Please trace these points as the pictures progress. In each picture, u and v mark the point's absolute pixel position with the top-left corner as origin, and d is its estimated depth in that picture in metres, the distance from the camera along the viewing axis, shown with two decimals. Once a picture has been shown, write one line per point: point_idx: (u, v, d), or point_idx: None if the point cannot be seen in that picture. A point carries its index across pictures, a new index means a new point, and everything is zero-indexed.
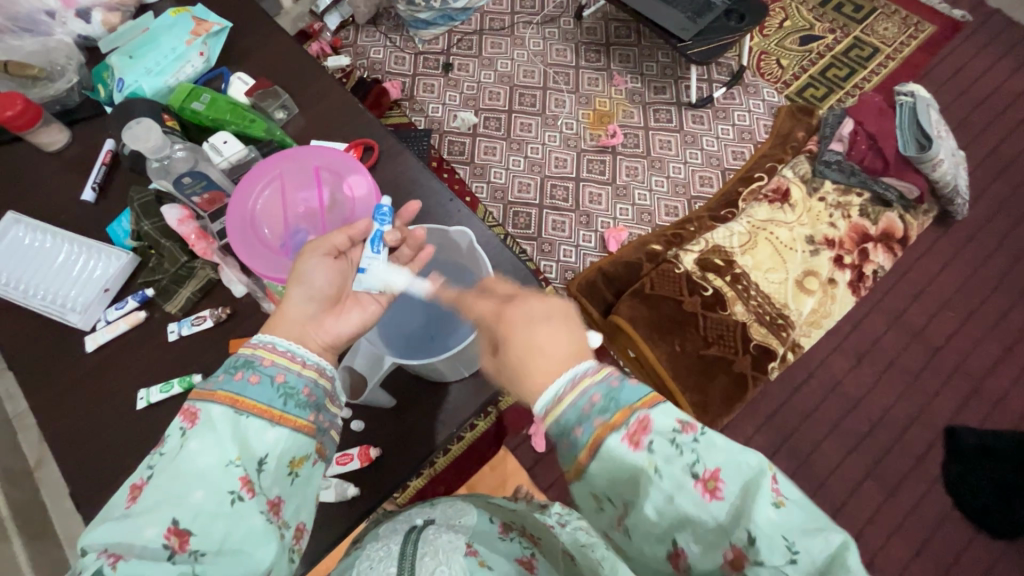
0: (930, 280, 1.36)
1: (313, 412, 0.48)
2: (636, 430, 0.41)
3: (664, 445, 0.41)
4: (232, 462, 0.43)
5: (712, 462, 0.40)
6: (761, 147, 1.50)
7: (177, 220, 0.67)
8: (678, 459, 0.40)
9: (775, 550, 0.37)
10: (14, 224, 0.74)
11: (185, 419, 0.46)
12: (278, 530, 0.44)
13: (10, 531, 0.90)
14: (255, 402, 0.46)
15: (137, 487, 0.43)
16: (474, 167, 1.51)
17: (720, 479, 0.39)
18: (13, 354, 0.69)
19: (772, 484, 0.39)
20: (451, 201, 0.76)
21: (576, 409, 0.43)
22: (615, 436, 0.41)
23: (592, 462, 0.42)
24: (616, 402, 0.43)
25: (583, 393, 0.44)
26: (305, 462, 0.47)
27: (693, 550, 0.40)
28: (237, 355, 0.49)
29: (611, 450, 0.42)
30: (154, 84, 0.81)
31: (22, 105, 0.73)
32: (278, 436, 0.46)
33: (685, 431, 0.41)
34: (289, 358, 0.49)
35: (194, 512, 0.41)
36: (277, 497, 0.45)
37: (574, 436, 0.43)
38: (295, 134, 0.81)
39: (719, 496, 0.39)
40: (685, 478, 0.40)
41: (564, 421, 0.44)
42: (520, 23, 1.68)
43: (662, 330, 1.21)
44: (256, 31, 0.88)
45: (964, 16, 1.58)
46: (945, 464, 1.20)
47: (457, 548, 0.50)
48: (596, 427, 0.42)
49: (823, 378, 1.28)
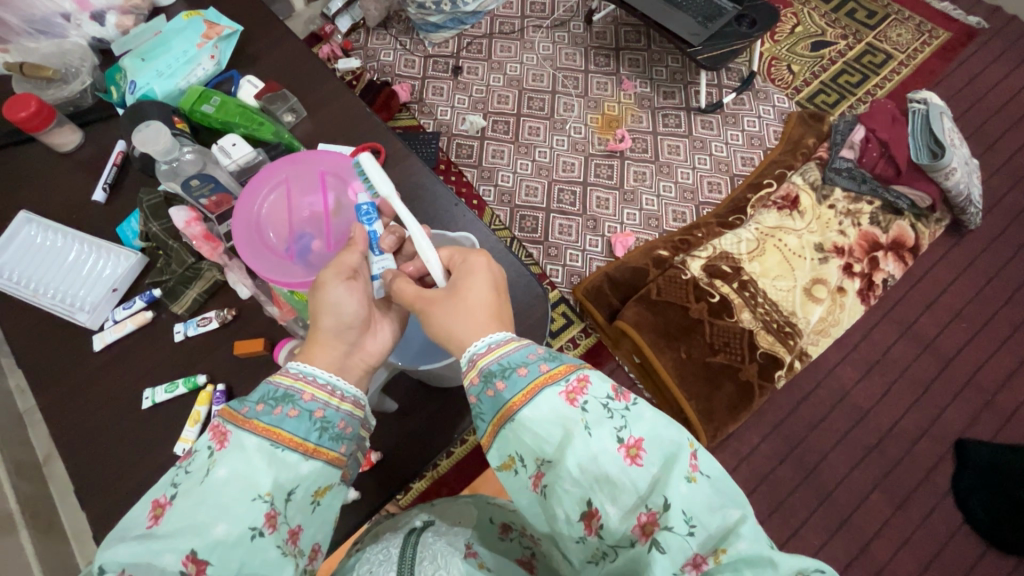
0: (942, 290, 1.34)
1: (344, 445, 0.50)
2: (574, 389, 0.44)
3: (596, 408, 0.43)
4: (260, 496, 0.44)
5: (638, 430, 0.42)
6: (771, 152, 1.49)
7: (183, 222, 0.67)
8: (608, 421, 0.42)
9: (682, 515, 0.39)
10: (26, 223, 0.76)
11: (215, 439, 0.46)
12: (294, 560, 0.44)
13: (19, 524, 0.91)
14: (290, 434, 0.47)
15: (159, 505, 0.43)
16: (482, 170, 1.51)
17: (643, 448, 0.41)
18: (22, 352, 0.70)
19: (689, 460, 0.41)
20: (456, 205, 0.76)
21: (521, 355, 0.47)
22: (555, 388, 0.44)
23: (524, 409, 0.43)
24: (560, 360, 0.46)
25: (522, 348, 0.47)
26: (328, 492, 0.48)
27: (609, 513, 0.41)
28: (275, 382, 0.49)
29: (547, 399, 0.43)
30: (165, 86, 0.82)
31: (36, 106, 0.74)
32: (311, 468, 0.47)
33: (617, 400, 0.44)
34: (327, 393, 0.50)
35: (215, 544, 0.41)
36: (297, 526, 0.45)
37: (515, 377, 0.45)
38: (303, 137, 0.81)
39: (640, 463, 0.41)
40: (611, 441, 0.41)
41: (508, 362, 0.46)
42: (530, 27, 1.68)
43: (669, 336, 1.21)
44: (266, 35, 0.89)
45: (980, 23, 1.56)
46: (956, 478, 1.18)
47: (456, 551, 0.51)
48: (535, 378, 0.45)
49: (831, 388, 1.26)
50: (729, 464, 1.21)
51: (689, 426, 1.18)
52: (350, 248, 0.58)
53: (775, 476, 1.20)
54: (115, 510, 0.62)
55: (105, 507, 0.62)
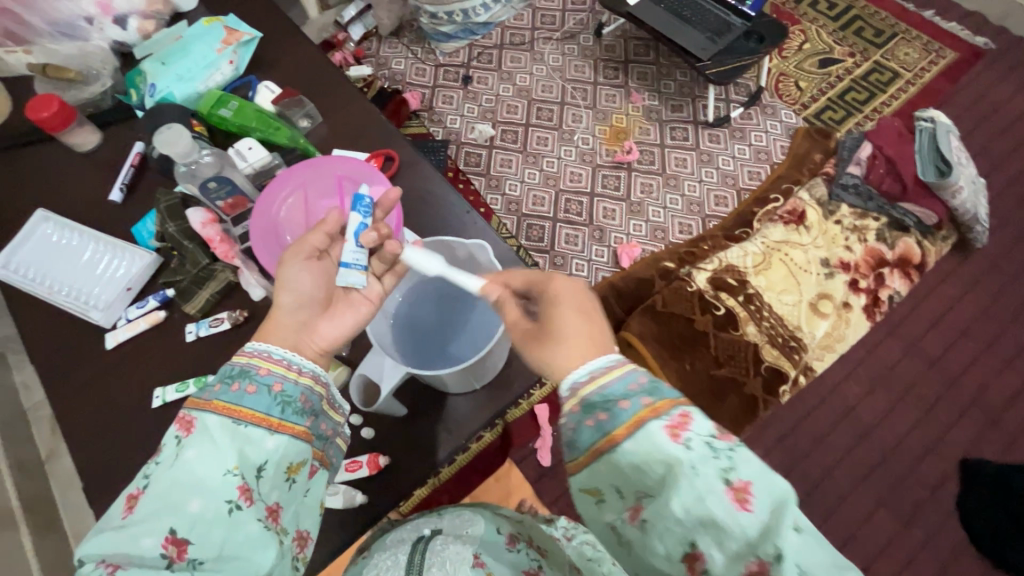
0: (948, 307, 1.34)
1: (309, 418, 0.50)
2: (677, 424, 0.43)
3: (701, 445, 0.41)
4: (230, 471, 0.44)
5: (746, 473, 0.40)
6: (777, 168, 1.50)
7: (200, 222, 0.71)
8: (713, 461, 0.41)
9: (797, 568, 0.38)
10: (43, 221, 0.77)
11: (181, 427, 0.47)
12: (277, 536, 0.45)
13: (19, 522, 0.91)
14: (252, 410, 0.47)
15: (132, 497, 0.44)
16: (490, 178, 1.52)
17: (751, 492, 0.39)
18: (34, 349, 0.71)
19: (800, 510, 0.39)
20: (467, 213, 0.77)
21: (621, 386, 0.46)
22: (657, 423, 0.43)
23: (628, 440, 0.43)
24: (661, 391, 0.45)
25: (629, 372, 0.47)
26: (302, 469, 0.49)
27: (714, 557, 0.40)
28: (232, 363, 0.50)
29: (651, 435, 0.43)
30: (184, 90, 0.83)
31: (57, 107, 0.75)
32: (277, 443, 0.47)
33: (720, 439, 0.42)
34: (284, 367, 0.50)
35: (191, 521, 0.42)
36: (275, 503, 0.46)
37: (616, 409, 0.45)
38: (317, 142, 0.82)
39: (749, 508, 0.39)
40: (717, 482, 0.40)
41: (610, 393, 0.46)
42: (540, 39, 1.70)
43: (673, 349, 1.20)
44: (284, 41, 0.91)
45: (987, 44, 1.58)
46: (962, 498, 1.17)
47: (464, 560, 0.52)
48: (641, 407, 0.44)
49: (835, 404, 1.26)
50: None
51: None
52: (318, 228, 0.58)
53: None
54: None
55: (113, 505, 0.63)
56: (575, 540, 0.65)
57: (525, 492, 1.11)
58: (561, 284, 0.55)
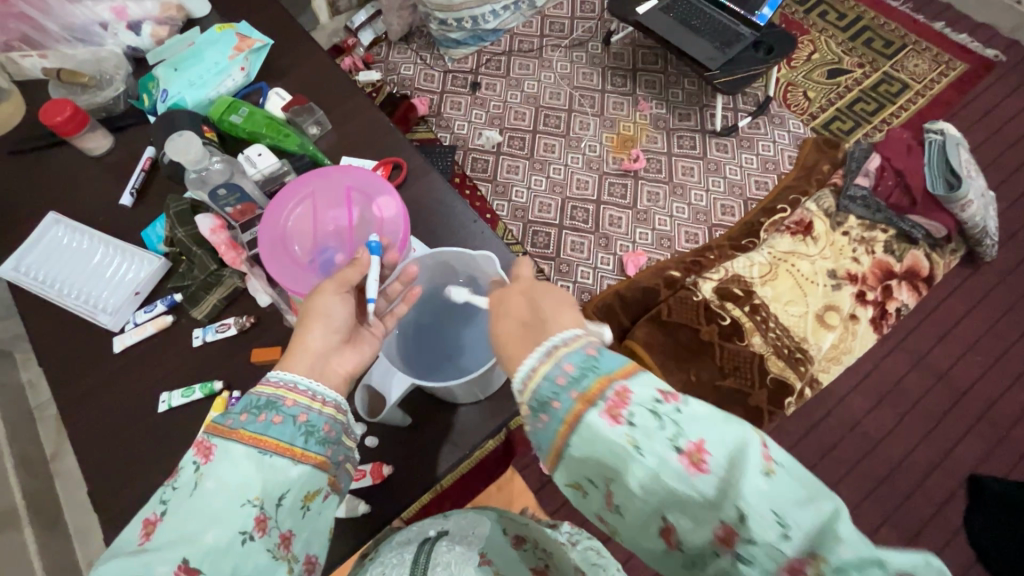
0: (957, 321, 1.33)
1: (330, 448, 0.50)
2: (614, 404, 0.41)
3: (643, 418, 0.40)
4: (249, 501, 0.44)
5: (695, 433, 0.38)
6: (784, 178, 1.49)
7: (209, 228, 0.70)
8: (659, 433, 0.39)
9: (765, 518, 0.36)
10: (54, 224, 0.77)
11: (200, 455, 0.46)
12: (287, 565, 0.45)
13: (23, 520, 0.91)
14: (276, 440, 0.47)
15: (149, 522, 0.44)
16: (497, 185, 1.53)
17: (705, 451, 0.38)
18: (42, 351, 0.72)
19: (758, 454, 0.37)
20: (474, 222, 0.77)
21: (551, 383, 0.43)
22: (593, 412, 0.41)
23: (571, 437, 0.42)
24: (593, 373, 0.42)
25: (557, 363, 0.44)
26: (318, 497, 0.49)
27: (683, 526, 0.39)
28: (258, 392, 0.49)
29: (589, 426, 0.41)
30: (195, 96, 0.84)
31: (71, 112, 0.76)
32: (299, 472, 0.47)
33: (665, 402, 0.40)
34: (310, 398, 0.50)
35: (205, 551, 0.42)
36: (289, 530, 0.46)
37: (553, 410, 0.43)
38: (326, 149, 0.83)
39: (706, 470, 0.38)
40: (669, 453, 0.38)
41: (540, 394, 0.43)
42: (548, 46, 1.71)
43: (678, 358, 1.20)
44: (296, 49, 0.91)
45: (997, 56, 1.57)
46: (968, 514, 1.15)
47: (470, 561, 0.53)
48: (573, 402, 0.42)
49: (841, 417, 1.25)
50: None
51: None
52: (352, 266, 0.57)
53: None
54: (126, 512, 0.62)
55: (115, 509, 0.63)
56: (579, 546, 0.62)
57: (527, 499, 1.10)
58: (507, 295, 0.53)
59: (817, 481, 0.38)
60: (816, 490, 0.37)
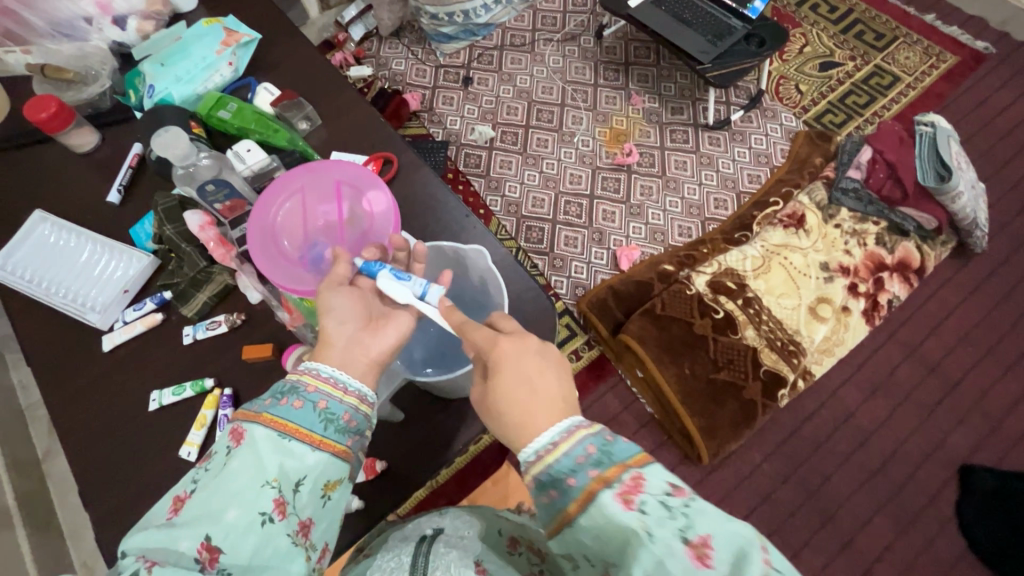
0: (947, 313, 1.34)
1: (352, 438, 0.49)
2: (629, 488, 0.41)
3: (654, 507, 0.40)
4: (268, 482, 0.44)
5: (704, 527, 0.39)
6: (777, 171, 1.49)
7: (198, 225, 0.69)
8: (669, 522, 0.39)
9: None
10: (42, 222, 0.76)
11: (231, 438, 0.47)
12: (305, 552, 0.45)
13: (15, 522, 0.91)
14: (298, 425, 0.47)
15: (179, 500, 0.45)
16: (490, 180, 1.52)
17: (710, 546, 0.38)
18: (31, 351, 0.71)
19: (762, 557, 0.38)
20: (467, 217, 0.77)
21: (570, 459, 0.44)
22: (609, 492, 0.41)
23: (581, 515, 0.42)
24: (610, 458, 0.43)
25: (578, 443, 0.44)
26: (339, 487, 0.48)
27: None
28: (285, 380, 0.50)
29: (602, 506, 0.41)
30: (183, 91, 0.83)
31: (56, 108, 0.75)
32: (318, 459, 0.47)
33: (675, 496, 0.41)
34: (331, 385, 0.49)
35: (226, 529, 0.42)
36: (308, 518, 0.46)
37: (566, 487, 0.43)
38: (317, 145, 0.82)
39: (709, 565, 0.37)
40: (676, 542, 0.38)
41: (558, 469, 0.44)
42: (541, 40, 1.70)
43: (672, 352, 1.21)
44: (285, 43, 0.90)
45: (987, 48, 1.58)
46: (958, 503, 1.17)
47: (467, 565, 0.50)
48: (589, 479, 0.42)
49: (834, 409, 1.26)
50: (731, 482, 1.20)
51: (692, 444, 1.18)
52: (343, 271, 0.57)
53: (776, 495, 1.19)
54: (117, 511, 0.62)
55: (107, 508, 0.62)
56: None
57: None
58: (512, 344, 0.50)
59: None
60: None
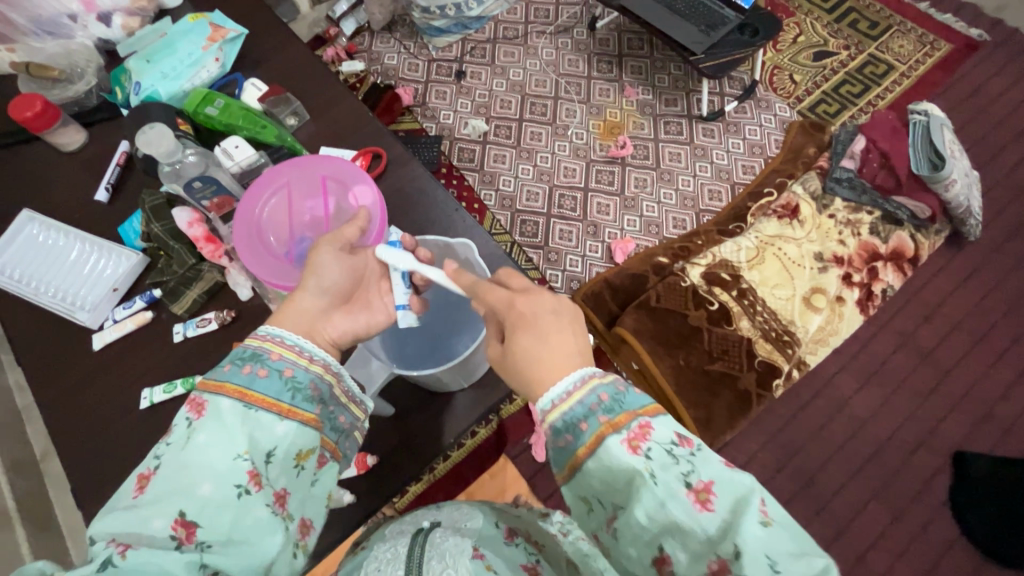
0: (942, 301, 1.34)
1: (319, 406, 0.50)
2: (636, 435, 0.42)
3: (661, 454, 0.41)
4: (240, 456, 0.44)
5: (707, 474, 0.40)
6: (771, 162, 1.49)
7: (186, 222, 0.71)
8: (673, 467, 0.41)
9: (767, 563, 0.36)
10: (29, 221, 0.76)
11: (192, 410, 0.47)
12: (284, 522, 0.45)
13: (14, 522, 0.91)
14: (263, 395, 0.47)
15: (143, 477, 0.44)
16: (484, 174, 1.52)
17: (713, 492, 0.40)
18: (21, 350, 0.71)
19: (763, 503, 0.39)
20: (456, 210, 0.77)
21: (582, 406, 0.45)
22: (616, 436, 0.42)
23: (590, 458, 0.43)
24: (621, 405, 0.44)
25: (591, 391, 0.45)
26: (311, 457, 0.49)
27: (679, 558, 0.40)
28: (245, 347, 0.50)
29: (609, 449, 0.42)
30: (170, 88, 0.82)
31: (41, 106, 0.74)
32: (287, 429, 0.47)
33: (681, 445, 0.42)
34: (296, 353, 0.50)
35: (201, 504, 0.42)
36: (283, 488, 0.46)
37: (579, 432, 0.44)
38: (305, 140, 0.82)
39: (710, 508, 0.39)
40: (679, 486, 0.40)
41: (572, 415, 0.45)
42: (534, 33, 1.69)
43: (669, 345, 1.21)
44: (272, 38, 0.90)
45: (982, 35, 1.57)
46: (953, 490, 1.18)
47: (463, 552, 0.50)
48: (599, 424, 0.43)
49: (829, 398, 1.26)
50: None
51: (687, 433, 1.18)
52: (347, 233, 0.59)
53: (771, 484, 1.20)
54: None
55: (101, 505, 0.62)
56: None
57: (519, 487, 1.11)
58: (530, 304, 0.50)
59: (810, 540, 0.39)
60: (810, 547, 0.38)
